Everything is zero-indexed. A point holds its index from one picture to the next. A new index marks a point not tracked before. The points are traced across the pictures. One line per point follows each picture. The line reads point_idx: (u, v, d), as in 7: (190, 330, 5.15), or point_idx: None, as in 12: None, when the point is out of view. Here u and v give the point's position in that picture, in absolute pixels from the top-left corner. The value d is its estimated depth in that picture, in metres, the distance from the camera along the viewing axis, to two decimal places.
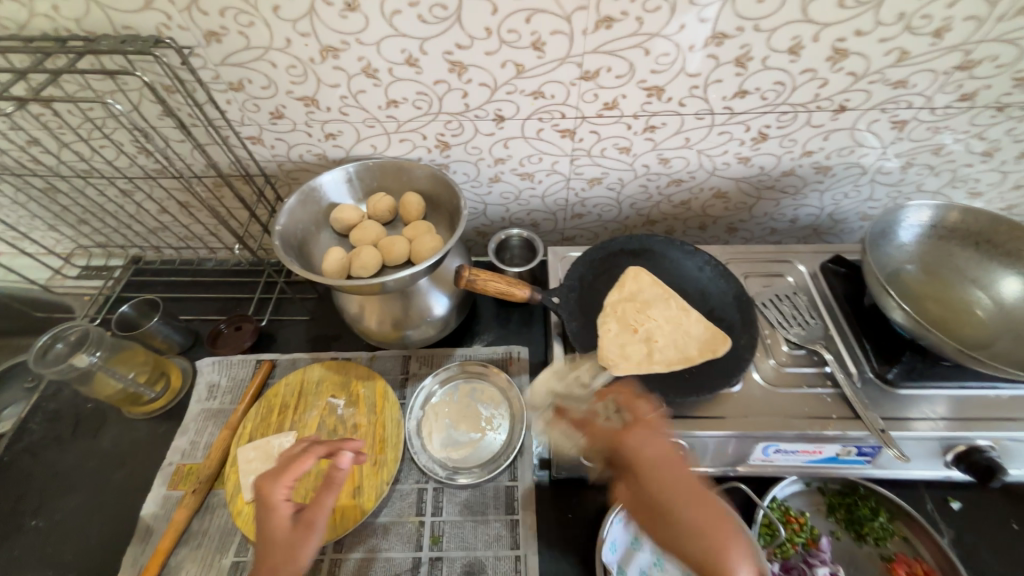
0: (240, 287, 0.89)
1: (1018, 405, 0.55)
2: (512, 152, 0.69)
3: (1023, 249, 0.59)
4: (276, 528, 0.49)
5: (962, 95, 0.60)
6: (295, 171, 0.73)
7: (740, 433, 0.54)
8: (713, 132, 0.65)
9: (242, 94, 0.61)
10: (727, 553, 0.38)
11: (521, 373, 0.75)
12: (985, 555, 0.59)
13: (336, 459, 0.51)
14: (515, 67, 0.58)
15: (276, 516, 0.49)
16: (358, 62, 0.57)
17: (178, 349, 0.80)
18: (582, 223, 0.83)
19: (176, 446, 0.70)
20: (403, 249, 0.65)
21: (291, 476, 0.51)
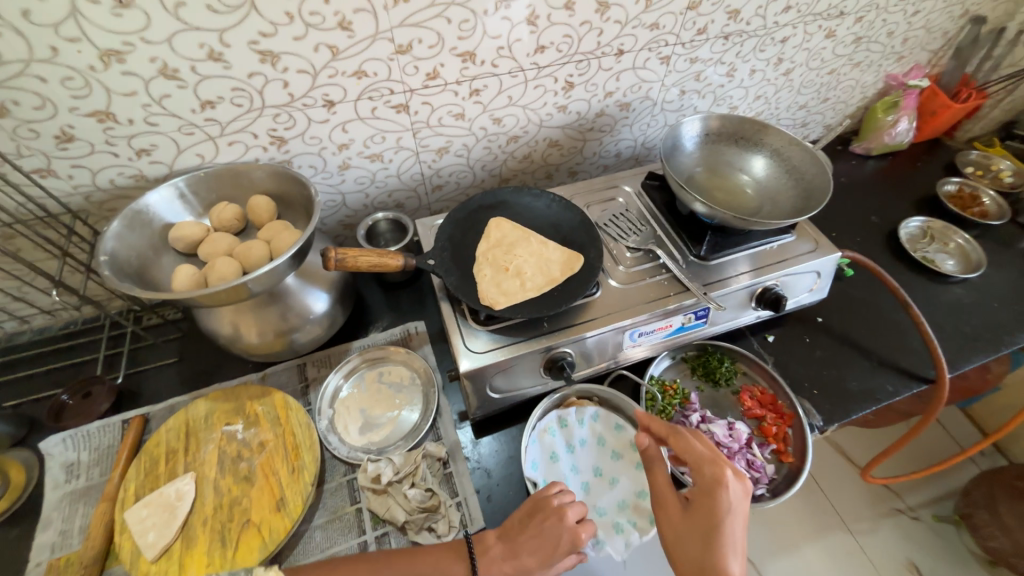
0: (75, 351, 0.76)
1: (786, 250, 0.75)
2: (353, 136, 0.70)
3: (762, 138, 0.79)
4: None
5: (698, 29, 0.77)
6: (109, 201, 0.64)
7: (609, 327, 0.65)
8: (529, 87, 0.74)
9: (8, 120, 0.53)
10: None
11: (423, 344, 0.79)
12: (795, 366, 0.80)
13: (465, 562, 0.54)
14: (329, 49, 0.59)
15: None
16: (152, 64, 0.54)
17: (10, 440, 0.67)
18: (444, 194, 0.87)
19: (41, 544, 0.60)
20: (262, 251, 0.63)
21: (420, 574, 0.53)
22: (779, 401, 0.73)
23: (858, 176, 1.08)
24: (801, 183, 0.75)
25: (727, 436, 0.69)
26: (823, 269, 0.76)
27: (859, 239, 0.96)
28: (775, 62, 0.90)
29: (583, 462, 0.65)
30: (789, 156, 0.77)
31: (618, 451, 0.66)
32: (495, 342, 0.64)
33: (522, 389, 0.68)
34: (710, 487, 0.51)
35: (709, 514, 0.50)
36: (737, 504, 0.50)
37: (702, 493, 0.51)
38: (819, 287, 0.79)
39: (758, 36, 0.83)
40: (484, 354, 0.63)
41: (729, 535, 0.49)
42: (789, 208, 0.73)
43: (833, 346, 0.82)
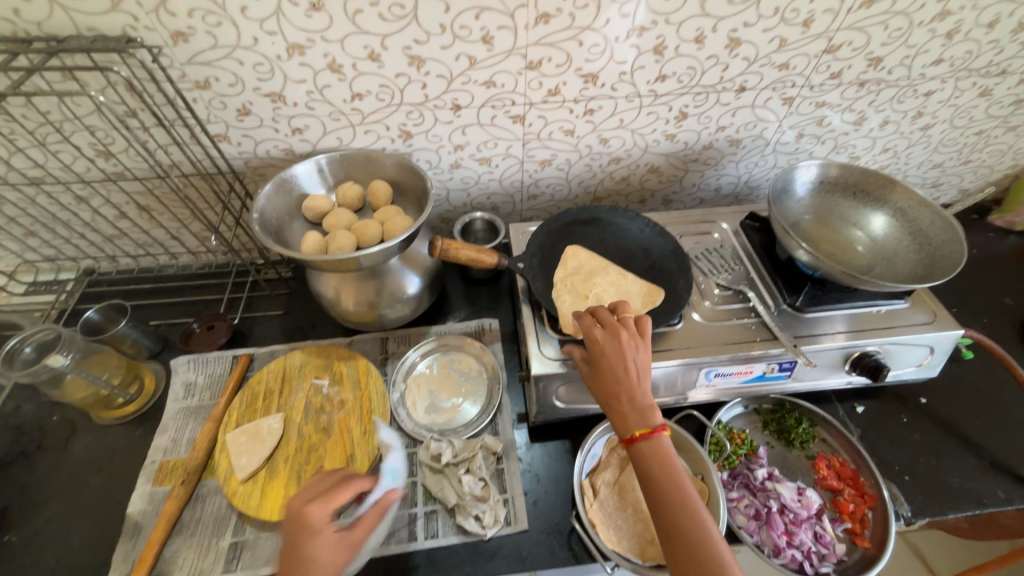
0: (206, 290, 0.89)
1: (895, 317, 0.69)
2: (470, 139, 0.76)
3: (886, 194, 0.73)
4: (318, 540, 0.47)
5: (832, 74, 0.74)
6: (261, 167, 0.76)
7: (685, 360, 0.64)
8: (642, 113, 0.76)
9: (208, 92, 0.65)
10: (653, 460, 0.49)
11: (494, 341, 0.82)
12: (885, 444, 0.73)
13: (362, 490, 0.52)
14: (468, 59, 0.65)
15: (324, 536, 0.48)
16: (323, 58, 0.63)
17: (148, 353, 0.80)
18: (538, 203, 0.91)
19: (157, 445, 0.71)
20: (375, 231, 0.70)
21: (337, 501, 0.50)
22: (860, 479, 0.67)
23: (994, 251, 0.96)
24: (926, 248, 0.69)
25: (795, 500, 0.65)
26: (938, 346, 0.69)
27: (985, 320, 0.86)
28: (913, 115, 0.84)
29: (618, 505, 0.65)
30: (914, 217, 0.71)
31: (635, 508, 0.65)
32: (569, 353, 0.66)
33: (586, 404, 0.69)
34: (609, 364, 0.53)
35: (617, 408, 0.52)
36: (634, 354, 0.53)
37: (601, 370, 0.54)
38: (927, 364, 0.72)
39: (899, 87, 0.78)
40: (557, 361, 0.65)
41: (630, 400, 0.52)
42: (907, 273, 0.67)
43: (934, 432, 0.74)
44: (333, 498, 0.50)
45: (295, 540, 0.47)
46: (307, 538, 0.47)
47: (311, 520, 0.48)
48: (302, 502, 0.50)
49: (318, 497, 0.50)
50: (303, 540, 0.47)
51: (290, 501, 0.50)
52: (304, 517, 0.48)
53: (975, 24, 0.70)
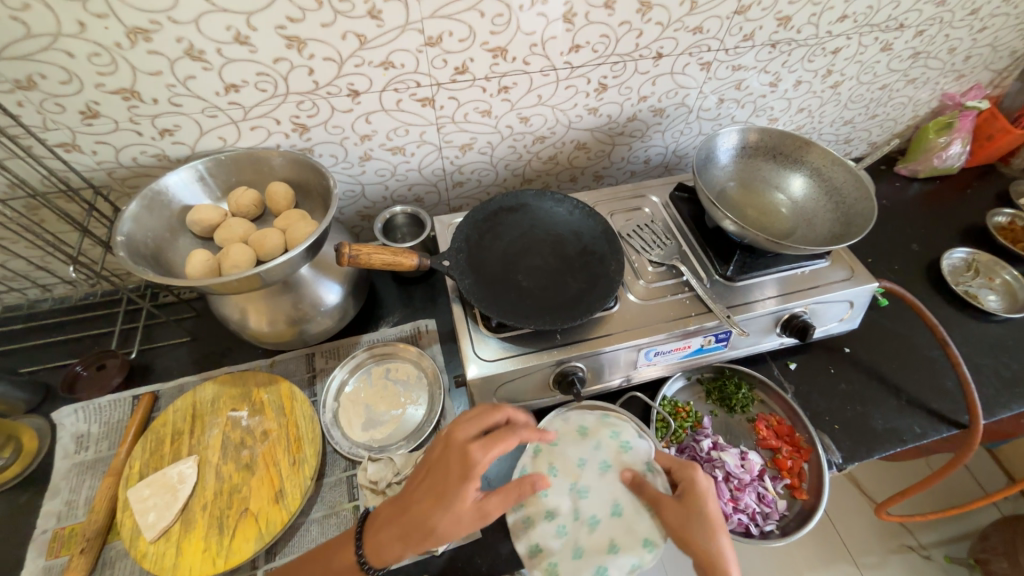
0: (93, 323, 0.78)
1: (817, 276, 0.71)
2: (376, 127, 0.69)
3: (804, 156, 0.74)
4: (429, 502, 0.49)
5: (745, 36, 0.73)
6: (131, 178, 0.65)
7: (623, 345, 0.63)
8: (560, 87, 0.72)
9: (36, 93, 0.53)
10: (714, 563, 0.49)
11: (432, 344, 0.77)
12: (816, 398, 0.76)
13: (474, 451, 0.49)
14: (357, 38, 0.57)
15: (423, 504, 0.50)
16: (178, 44, 0.53)
17: (25, 407, 0.69)
18: (464, 191, 0.85)
19: (48, 512, 0.61)
20: (276, 240, 0.62)
21: (444, 475, 0.50)
22: (797, 433, 0.70)
23: (900, 199, 1.02)
24: (842, 206, 0.70)
25: (738, 466, 0.66)
26: (857, 300, 0.71)
27: (897, 267, 0.91)
28: (824, 73, 0.85)
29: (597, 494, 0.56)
30: (829, 175, 0.73)
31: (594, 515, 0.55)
32: (505, 351, 0.62)
33: (529, 400, 0.67)
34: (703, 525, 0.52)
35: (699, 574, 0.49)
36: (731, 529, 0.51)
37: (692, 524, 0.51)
38: (849, 317, 0.75)
39: (808, 46, 0.78)
40: (492, 363, 0.61)
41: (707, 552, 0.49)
42: (826, 232, 0.69)
43: (858, 378, 0.78)
44: (502, 438, 0.50)
45: (454, 479, 0.49)
46: (460, 481, 0.48)
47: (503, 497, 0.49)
48: (465, 438, 0.51)
49: (482, 436, 0.51)
50: (456, 479, 0.49)
51: (455, 433, 0.51)
52: (469, 463, 0.48)
53: None
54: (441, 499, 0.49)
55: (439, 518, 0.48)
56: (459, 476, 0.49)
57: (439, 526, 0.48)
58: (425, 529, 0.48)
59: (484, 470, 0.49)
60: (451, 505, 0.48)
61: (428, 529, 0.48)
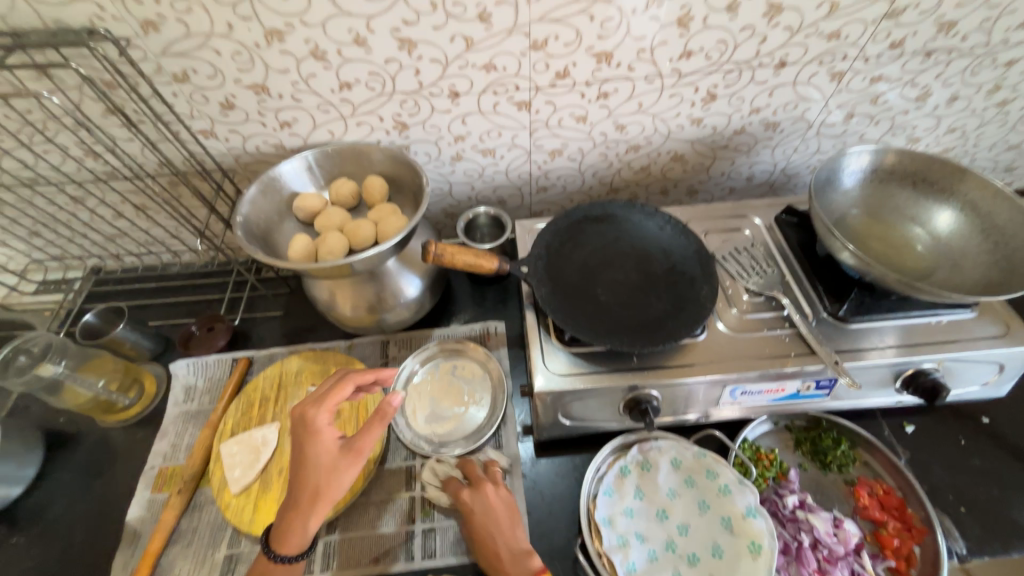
0: (208, 289, 0.88)
1: (958, 328, 0.60)
2: (471, 128, 0.70)
3: (954, 186, 0.63)
4: (305, 469, 0.53)
5: (891, 43, 0.63)
6: (252, 164, 0.72)
7: (707, 378, 0.58)
8: (664, 95, 0.67)
9: (188, 85, 0.61)
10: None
11: (500, 347, 0.77)
12: (938, 471, 0.64)
13: (313, 418, 0.55)
14: (465, 41, 0.58)
15: (305, 471, 0.53)
16: (306, 44, 0.57)
17: (149, 355, 0.79)
18: (548, 196, 0.84)
19: (157, 451, 0.70)
20: (369, 232, 0.65)
21: (314, 439, 0.54)
22: (908, 509, 0.60)
23: None
24: (1001, 249, 0.59)
25: (830, 534, 0.57)
26: (1009, 363, 0.59)
27: None
28: (989, 89, 0.71)
29: (696, 533, 0.56)
30: (988, 212, 0.61)
31: (659, 550, 0.55)
32: (576, 367, 0.60)
33: (595, 420, 0.64)
34: None
35: None
36: None
37: None
38: (995, 382, 0.62)
39: (973, 56, 0.66)
40: (562, 377, 0.59)
41: None
42: (977, 279, 0.58)
43: (997, 456, 0.65)
44: (325, 404, 0.56)
45: (300, 445, 0.54)
46: (311, 442, 0.54)
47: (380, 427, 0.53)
48: (304, 411, 0.56)
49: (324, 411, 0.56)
50: (308, 442, 0.54)
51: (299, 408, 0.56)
52: (309, 423, 0.55)
53: None
54: (336, 463, 0.53)
55: (312, 483, 0.53)
56: (320, 442, 0.54)
57: (316, 492, 0.53)
58: (320, 497, 0.53)
59: (325, 430, 0.55)
60: (336, 462, 0.53)
61: (312, 495, 0.53)
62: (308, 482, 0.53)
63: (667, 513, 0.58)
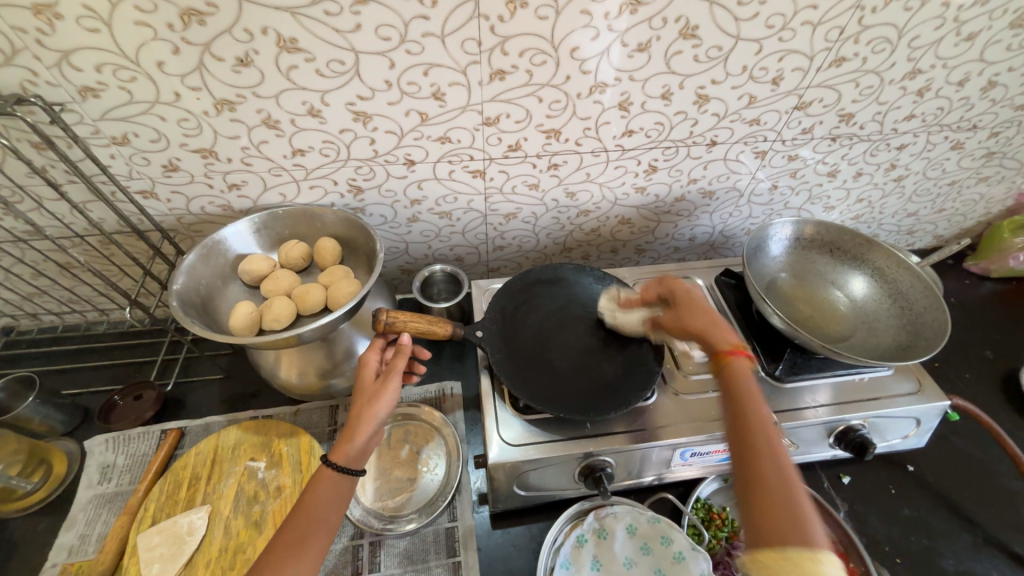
0: (139, 351, 0.81)
1: (878, 386, 0.65)
2: (427, 193, 0.71)
3: (865, 254, 0.71)
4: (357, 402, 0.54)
5: (803, 129, 0.72)
6: (196, 224, 0.69)
7: (658, 442, 0.59)
8: (610, 166, 0.72)
9: (128, 148, 0.58)
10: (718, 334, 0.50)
11: (456, 409, 0.76)
12: (874, 521, 0.68)
13: (367, 359, 0.58)
14: (419, 115, 0.60)
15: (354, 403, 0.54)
16: (257, 114, 0.57)
17: (61, 430, 0.71)
18: (504, 254, 0.86)
19: (62, 544, 0.61)
20: (319, 297, 0.64)
21: (362, 376, 0.57)
22: (849, 564, 0.61)
23: (971, 299, 0.94)
24: (908, 313, 0.65)
25: None
26: (924, 417, 0.65)
27: (968, 376, 0.83)
28: (886, 167, 0.82)
29: None
30: (894, 279, 0.68)
31: None
32: (531, 436, 0.59)
33: (551, 488, 0.63)
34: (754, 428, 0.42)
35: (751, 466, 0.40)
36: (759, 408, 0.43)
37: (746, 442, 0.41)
38: (915, 434, 0.67)
39: (871, 141, 0.76)
40: (517, 447, 0.58)
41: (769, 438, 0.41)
42: (890, 341, 0.63)
43: (923, 504, 0.69)
44: (374, 350, 0.59)
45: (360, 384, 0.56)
46: (361, 383, 0.56)
47: (405, 358, 0.56)
48: (371, 360, 0.58)
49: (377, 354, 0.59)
50: (361, 384, 0.56)
51: (369, 358, 0.59)
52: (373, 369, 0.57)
53: (946, 82, 0.68)
54: (379, 389, 0.54)
55: (363, 407, 0.54)
56: (367, 380, 0.56)
57: (362, 422, 0.53)
58: (363, 421, 0.53)
59: (371, 362, 0.58)
60: (372, 386, 0.55)
61: (359, 424, 0.53)
62: (358, 413, 0.53)
63: None
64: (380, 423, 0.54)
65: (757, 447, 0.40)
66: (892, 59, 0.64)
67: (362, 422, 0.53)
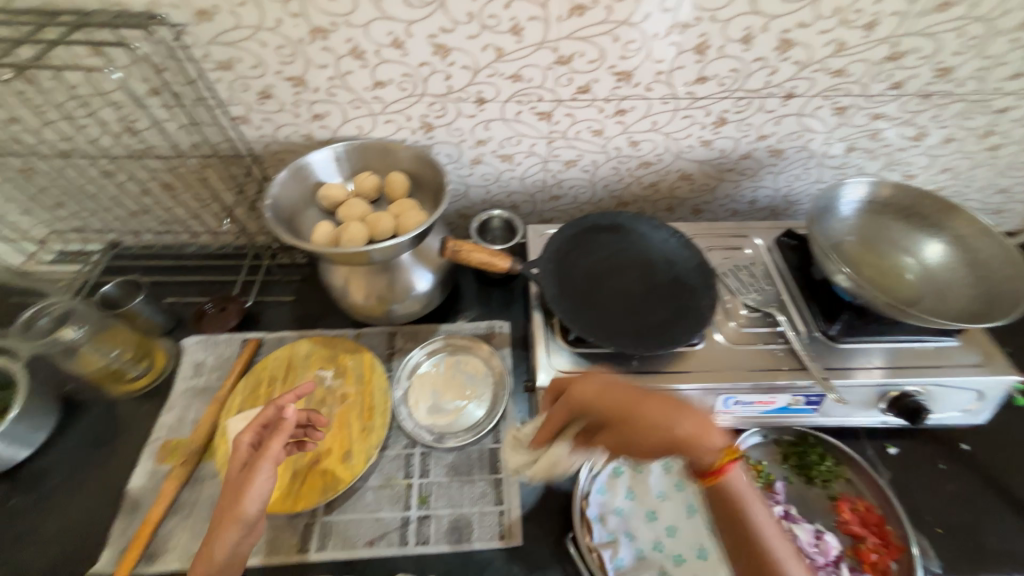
0: (222, 271, 0.90)
1: (941, 354, 0.63)
2: (492, 134, 0.73)
3: (942, 220, 0.68)
4: (235, 484, 0.51)
5: (892, 84, 0.68)
6: (280, 152, 0.75)
7: (705, 385, 0.60)
8: (677, 116, 0.71)
9: (231, 73, 0.64)
10: (706, 438, 0.45)
11: (503, 346, 0.80)
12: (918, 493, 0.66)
13: (240, 437, 0.56)
14: (496, 51, 0.62)
15: (230, 487, 0.52)
16: (347, 43, 0.61)
17: (161, 330, 0.81)
18: (559, 205, 0.87)
19: (163, 423, 0.71)
20: (390, 224, 0.68)
21: (241, 446, 0.55)
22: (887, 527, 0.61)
23: None
24: (986, 282, 0.62)
25: (812, 545, 0.60)
26: (988, 391, 0.62)
27: None
28: (981, 134, 0.76)
29: (682, 534, 0.60)
30: (973, 247, 0.65)
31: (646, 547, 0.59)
32: (581, 367, 0.62)
33: None
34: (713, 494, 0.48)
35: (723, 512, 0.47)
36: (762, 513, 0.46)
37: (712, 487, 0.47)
38: (975, 409, 0.65)
39: (968, 102, 0.71)
40: (566, 376, 0.61)
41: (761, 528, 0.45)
42: (962, 307, 0.61)
43: (975, 483, 0.67)
44: (252, 424, 0.57)
45: (231, 476, 0.53)
46: (235, 463, 0.54)
47: (281, 433, 0.53)
48: (243, 442, 0.56)
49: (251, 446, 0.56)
50: (235, 464, 0.55)
51: (241, 442, 0.56)
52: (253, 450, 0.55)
53: None
54: (250, 476, 0.51)
55: (231, 508, 0.49)
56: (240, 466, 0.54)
57: (231, 519, 0.49)
58: (224, 527, 0.49)
59: (241, 444, 0.55)
60: (243, 475, 0.51)
61: (226, 525, 0.49)
62: (228, 503, 0.50)
63: (656, 513, 0.62)
64: (247, 525, 0.49)
65: (733, 509, 0.46)
66: (1006, 3, 0.59)
67: (229, 528, 0.48)
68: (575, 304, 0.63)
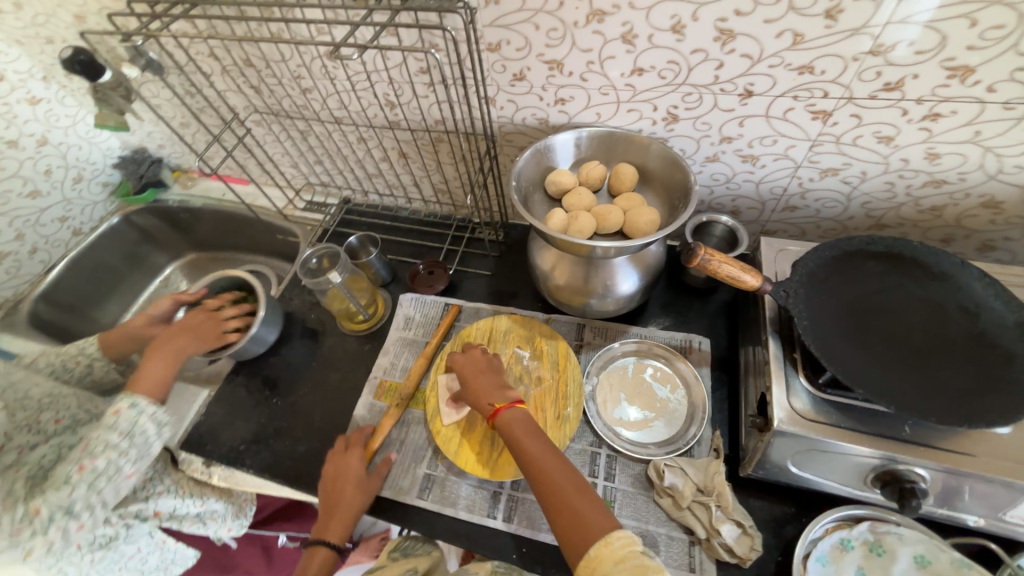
0: (430, 237, 0.99)
1: None
2: (745, 131, 0.66)
3: None
4: (354, 484, 0.65)
5: None
6: (511, 133, 0.78)
7: (1016, 483, 0.46)
8: (1018, 128, 0.55)
9: (496, 54, 0.66)
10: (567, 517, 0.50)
11: (702, 364, 0.73)
12: None
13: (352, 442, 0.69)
14: (794, 37, 0.53)
15: (342, 482, 0.65)
16: (621, 27, 0.58)
17: (381, 282, 0.92)
18: (793, 217, 0.77)
19: (380, 364, 0.81)
20: (618, 219, 0.66)
21: (351, 449, 0.68)
22: None
23: None
24: None
25: None
26: None
27: None
28: None
29: None
30: None
31: None
32: (830, 419, 0.52)
33: (825, 479, 0.57)
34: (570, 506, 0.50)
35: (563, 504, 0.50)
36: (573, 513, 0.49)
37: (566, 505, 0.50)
38: None
39: None
40: (810, 426, 0.52)
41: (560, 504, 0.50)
42: None
43: None
44: (360, 435, 0.70)
45: (345, 471, 0.66)
46: (346, 464, 0.67)
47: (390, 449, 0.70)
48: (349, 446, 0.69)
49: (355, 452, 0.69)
50: (345, 464, 0.67)
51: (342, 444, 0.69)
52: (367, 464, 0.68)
53: None
54: (366, 484, 0.66)
55: (357, 502, 0.64)
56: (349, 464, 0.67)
57: (352, 510, 0.63)
58: (346, 515, 0.63)
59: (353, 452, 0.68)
60: (361, 476, 0.66)
61: (347, 512, 0.63)
62: (351, 500, 0.64)
63: None
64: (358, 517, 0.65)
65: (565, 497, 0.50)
66: None
67: (349, 516, 0.64)
68: (837, 341, 0.53)
